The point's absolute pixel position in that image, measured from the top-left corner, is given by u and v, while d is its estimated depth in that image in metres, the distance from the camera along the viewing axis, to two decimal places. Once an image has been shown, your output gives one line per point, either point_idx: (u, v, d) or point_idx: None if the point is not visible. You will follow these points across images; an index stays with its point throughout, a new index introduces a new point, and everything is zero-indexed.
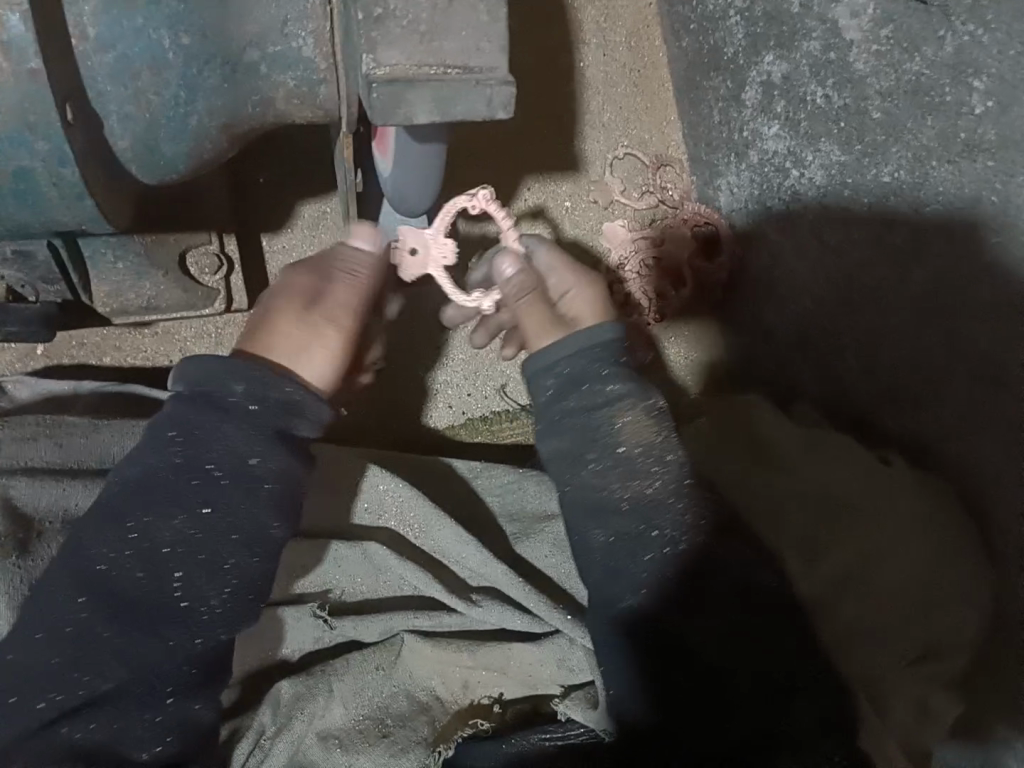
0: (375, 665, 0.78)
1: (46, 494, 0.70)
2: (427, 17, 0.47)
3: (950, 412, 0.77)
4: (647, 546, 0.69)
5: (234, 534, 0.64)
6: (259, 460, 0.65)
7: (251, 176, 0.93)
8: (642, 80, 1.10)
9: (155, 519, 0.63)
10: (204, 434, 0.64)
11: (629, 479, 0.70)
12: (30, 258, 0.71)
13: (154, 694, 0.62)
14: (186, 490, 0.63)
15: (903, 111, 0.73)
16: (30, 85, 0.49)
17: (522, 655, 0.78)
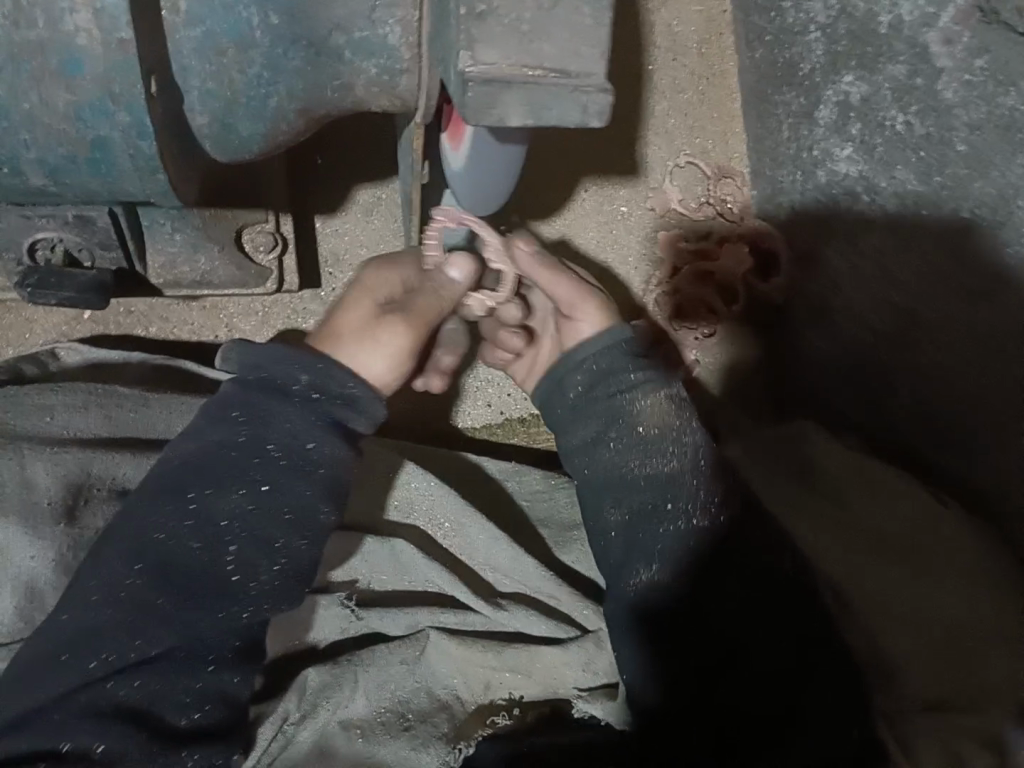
0: (401, 660, 0.76)
1: (95, 463, 0.69)
2: (529, 14, 0.46)
3: (1003, 457, 0.78)
4: (661, 520, 0.71)
5: (287, 514, 0.64)
6: (315, 444, 0.65)
7: (310, 156, 0.92)
8: (709, 88, 1.08)
9: (217, 491, 0.63)
10: (267, 415, 0.65)
11: (648, 456, 0.73)
12: (91, 223, 0.69)
13: (198, 657, 0.60)
14: (246, 467, 0.64)
15: (991, 146, 0.70)
16: (119, 54, 0.48)
17: (549, 657, 0.76)
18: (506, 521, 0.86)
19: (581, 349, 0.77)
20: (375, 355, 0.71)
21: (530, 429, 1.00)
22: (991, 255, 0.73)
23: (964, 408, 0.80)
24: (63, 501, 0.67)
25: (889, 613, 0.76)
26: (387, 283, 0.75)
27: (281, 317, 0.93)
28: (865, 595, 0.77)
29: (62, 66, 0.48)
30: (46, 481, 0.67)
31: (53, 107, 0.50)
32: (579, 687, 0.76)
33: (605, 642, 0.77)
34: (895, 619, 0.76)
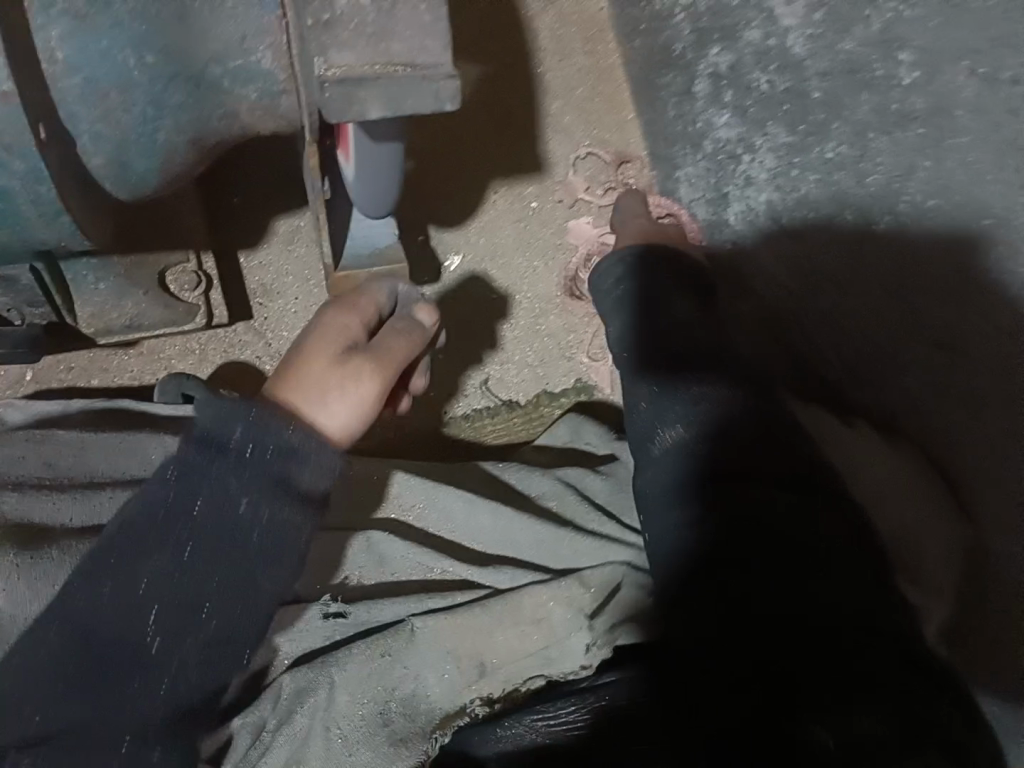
0: (383, 652, 0.75)
1: (42, 504, 0.68)
2: (373, 19, 0.51)
3: (908, 388, 0.79)
4: (675, 412, 0.79)
5: (242, 510, 0.65)
6: (254, 446, 0.65)
7: (225, 196, 0.96)
8: (599, 83, 1.14)
9: (183, 496, 0.64)
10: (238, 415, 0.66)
11: (688, 365, 0.82)
12: (15, 282, 0.72)
13: (169, 664, 0.63)
14: (197, 476, 0.65)
15: (841, 88, 0.76)
16: (5, 106, 0.52)
17: (533, 593, 0.77)
18: (481, 486, 0.88)
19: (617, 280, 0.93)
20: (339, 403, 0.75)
21: (476, 427, 1.06)
22: (857, 189, 0.78)
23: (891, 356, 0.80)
24: (15, 538, 0.65)
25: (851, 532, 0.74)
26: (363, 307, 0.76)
27: (219, 351, 0.96)
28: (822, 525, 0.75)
29: None
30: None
31: None
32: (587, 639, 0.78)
33: (590, 581, 0.79)
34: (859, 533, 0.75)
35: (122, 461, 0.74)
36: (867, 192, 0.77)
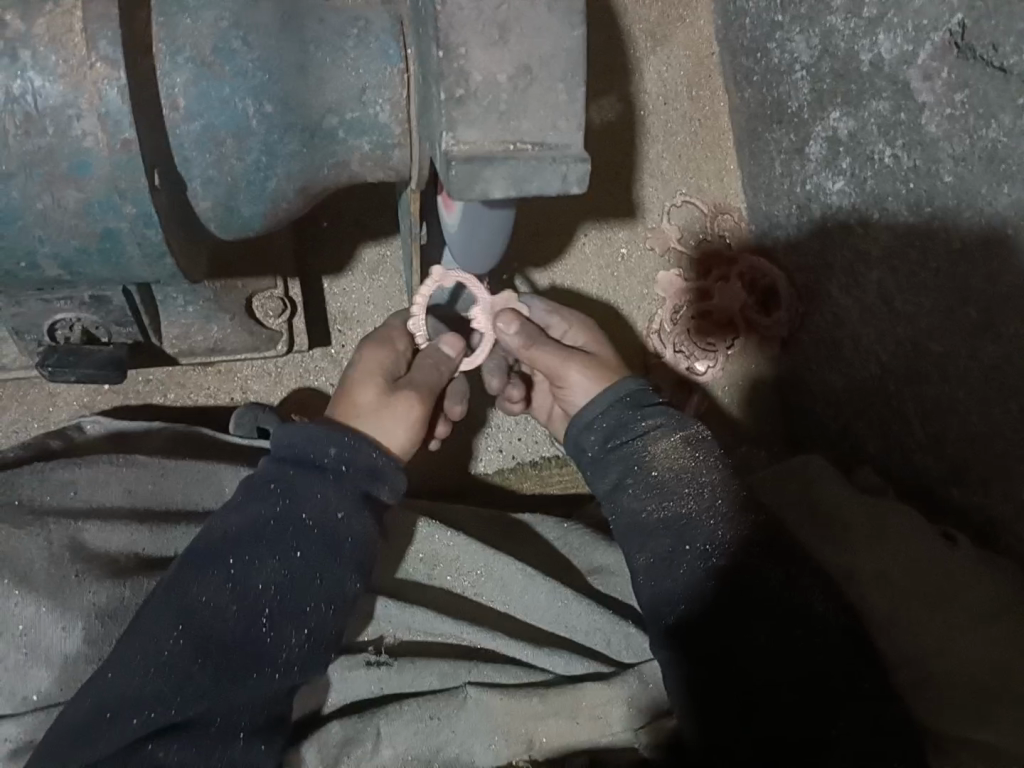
0: (433, 712, 0.73)
1: (118, 536, 0.69)
2: (507, 97, 0.48)
3: (1017, 492, 0.76)
4: (686, 562, 0.70)
5: (316, 583, 0.65)
6: (345, 516, 0.66)
7: (316, 221, 0.95)
8: (702, 130, 1.10)
9: (252, 558, 0.64)
10: (301, 490, 0.66)
11: (664, 499, 0.72)
12: (106, 303, 0.72)
13: (230, 728, 0.61)
14: (282, 536, 0.65)
15: (978, 177, 0.71)
16: (125, 153, 0.51)
17: (592, 691, 0.74)
18: (541, 564, 0.84)
19: (610, 389, 0.78)
20: (393, 428, 0.72)
21: (539, 475, 1.01)
22: (987, 277, 0.73)
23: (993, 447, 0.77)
24: (94, 572, 0.66)
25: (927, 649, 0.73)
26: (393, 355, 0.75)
27: (294, 376, 0.95)
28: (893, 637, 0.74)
29: (71, 167, 0.51)
30: (72, 555, 0.66)
31: (65, 205, 0.52)
32: (632, 724, 0.74)
33: (647, 678, 0.75)
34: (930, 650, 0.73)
35: (200, 491, 0.75)
36: (997, 284, 0.72)
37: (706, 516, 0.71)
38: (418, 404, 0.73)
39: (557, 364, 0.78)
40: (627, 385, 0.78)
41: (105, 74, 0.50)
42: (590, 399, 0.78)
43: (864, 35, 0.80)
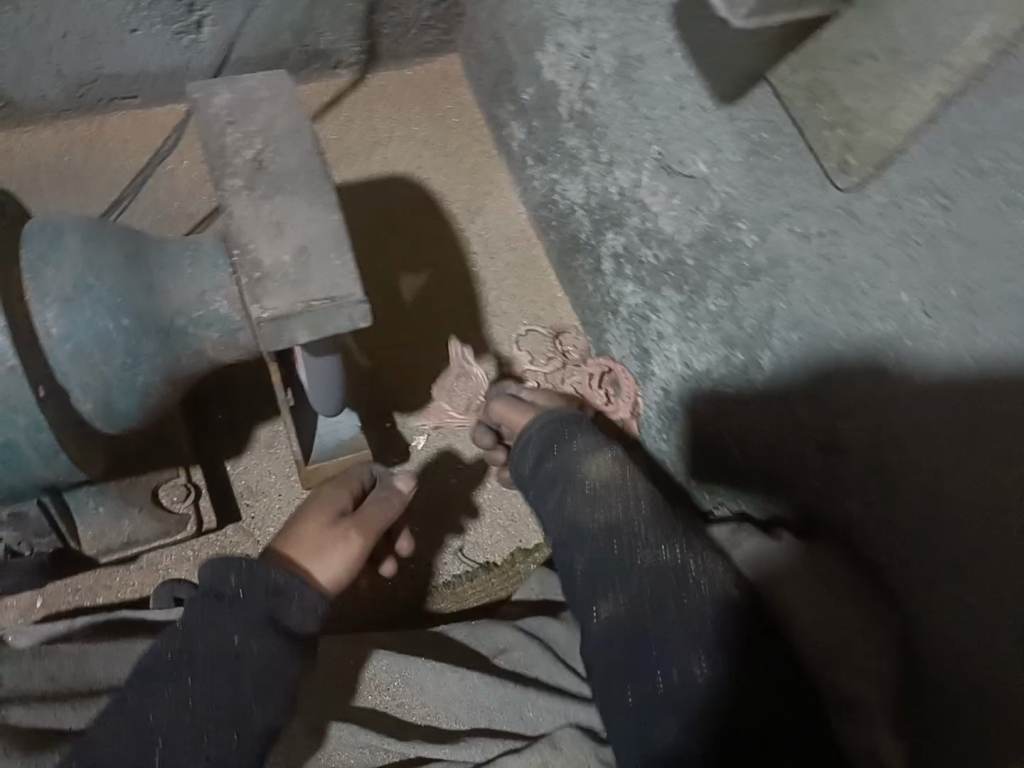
0: None
1: (43, 715, 0.73)
2: (295, 272, 0.64)
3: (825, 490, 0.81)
4: (617, 563, 0.69)
5: (218, 707, 0.70)
6: (241, 638, 0.73)
7: (210, 415, 1.10)
8: (528, 272, 1.32)
9: (146, 702, 0.69)
10: (199, 629, 0.73)
11: (596, 503, 0.73)
12: (24, 518, 0.84)
13: None
14: (173, 667, 0.71)
15: (705, 255, 0.91)
16: (9, 376, 0.65)
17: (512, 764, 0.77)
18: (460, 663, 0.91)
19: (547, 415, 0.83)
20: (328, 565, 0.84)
21: (457, 592, 1.11)
22: (740, 327, 0.89)
23: (808, 472, 0.83)
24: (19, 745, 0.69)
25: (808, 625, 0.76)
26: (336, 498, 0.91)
27: (212, 554, 1.05)
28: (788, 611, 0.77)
29: None
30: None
31: None
32: None
33: (560, 743, 0.79)
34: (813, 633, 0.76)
35: (120, 666, 0.80)
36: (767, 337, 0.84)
37: (631, 509, 0.72)
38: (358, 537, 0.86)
39: None
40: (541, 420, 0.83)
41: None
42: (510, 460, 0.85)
43: (608, 173, 1.05)
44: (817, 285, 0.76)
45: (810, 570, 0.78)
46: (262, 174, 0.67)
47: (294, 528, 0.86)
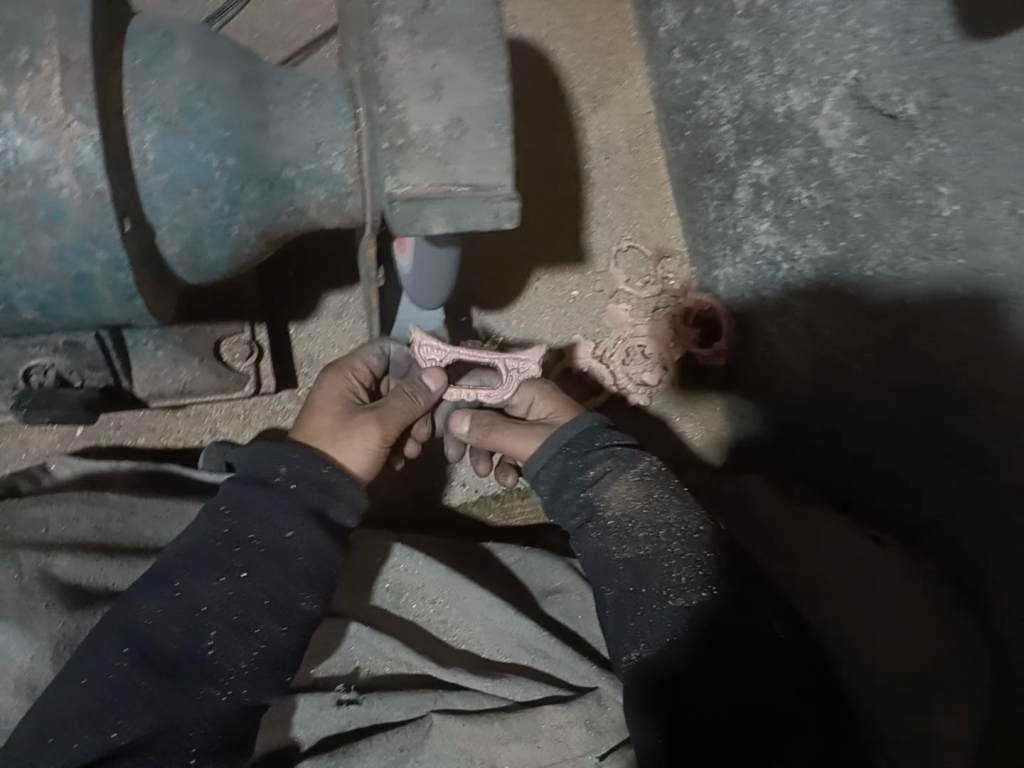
0: (399, 745, 0.76)
1: (88, 570, 0.71)
2: (442, 145, 0.54)
3: (935, 492, 0.80)
4: (645, 604, 0.73)
5: (266, 599, 0.67)
6: (294, 532, 0.69)
7: (281, 270, 1.00)
8: (642, 181, 1.19)
9: (197, 581, 0.66)
10: (248, 507, 0.70)
11: (623, 543, 0.76)
12: (79, 348, 0.77)
13: (181, 748, 0.62)
14: (225, 556, 0.67)
15: (880, 212, 0.79)
16: (97, 203, 0.55)
17: (555, 716, 0.77)
18: (499, 588, 0.89)
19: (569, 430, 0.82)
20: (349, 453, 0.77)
21: (504, 507, 1.05)
22: (893, 306, 0.80)
23: (912, 476, 0.82)
24: (62, 603, 0.68)
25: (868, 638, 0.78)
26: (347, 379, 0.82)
27: (262, 417, 0.99)
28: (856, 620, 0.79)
29: (47, 215, 0.55)
30: (42, 584, 0.68)
31: (41, 251, 0.57)
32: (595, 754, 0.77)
33: (607, 701, 0.79)
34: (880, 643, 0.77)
35: (169, 528, 0.77)
36: (918, 333, 0.78)
37: (662, 554, 0.74)
38: (377, 427, 0.77)
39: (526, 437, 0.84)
40: (588, 418, 0.83)
41: (80, 132, 0.54)
42: (539, 446, 0.83)
43: (778, 89, 0.89)
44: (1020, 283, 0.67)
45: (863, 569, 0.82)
46: (424, 15, 0.55)
47: (319, 406, 0.80)
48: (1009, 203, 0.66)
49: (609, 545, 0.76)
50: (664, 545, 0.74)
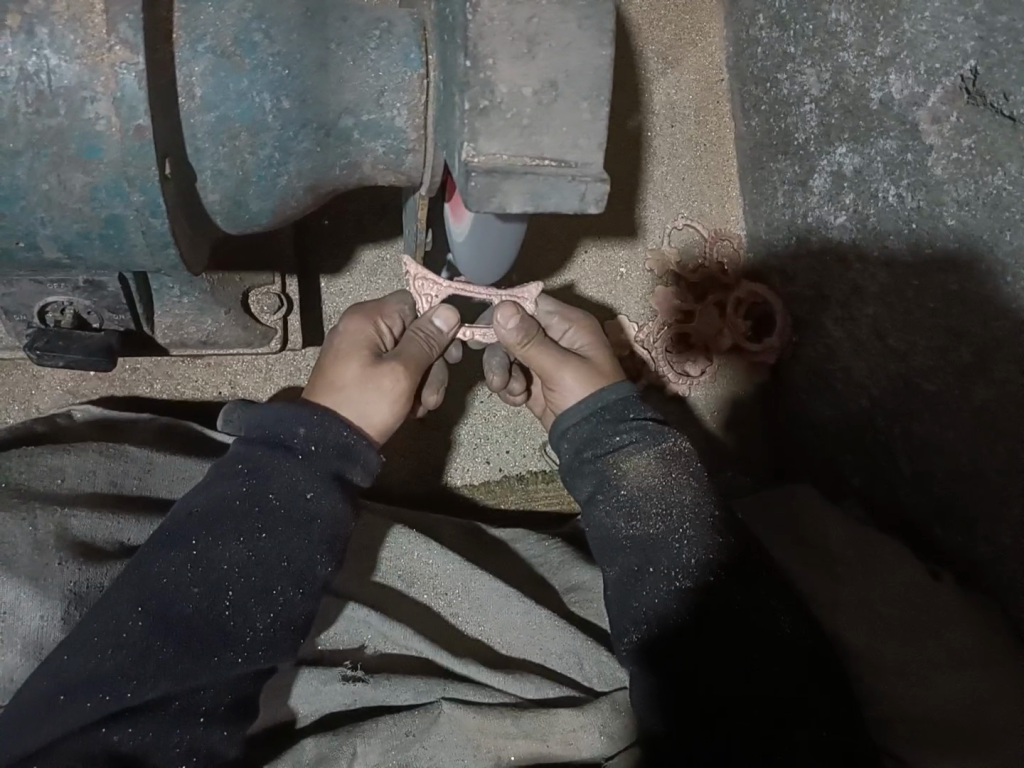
0: (404, 728, 0.73)
1: (104, 525, 0.67)
2: (531, 110, 0.47)
3: (1007, 534, 0.76)
4: (648, 583, 0.70)
5: (285, 564, 0.63)
6: (314, 495, 0.65)
7: (318, 219, 0.94)
8: (706, 155, 1.11)
9: (215, 541, 0.62)
10: (268, 469, 0.65)
11: (632, 518, 0.72)
12: (101, 287, 0.71)
13: (191, 711, 0.60)
14: (245, 516, 0.63)
15: (981, 222, 0.72)
16: (136, 141, 0.49)
17: (568, 723, 0.74)
18: (518, 581, 0.85)
19: (591, 395, 0.77)
20: (371, 406, 0.71)
21: (526, 491, 1.01)
22: (987, 331, 0.74)
23: (980, 510, 0.79)
24: (77, 560, 0.63)
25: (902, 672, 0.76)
26: (375, 326, 0.74)
27: (284, 373, 0.94)
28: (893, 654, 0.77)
29: (80, 150, 0.49)
30: (56, 541, 0.63)
31: (70, 188, 0.51)
32: (600, 754, 0.74)
33: (621, 706, 0.75)
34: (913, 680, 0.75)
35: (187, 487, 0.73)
36: (1008, 359, 0.72)
37: (673, 534, 0.71)
38: (406, 373, 0.72)
39: (552, 365, 0.78)
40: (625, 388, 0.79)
41: (123, 57, 0.48)
42: (574, 403, 0.78)
43: (877, 73, 0.81)
44: None
45: (916, 602, 0.79)
46: None
47: (342, 350, 0.72)
48: None
49: (620, 516, 0.73)
50: (678, 529, 0.71)
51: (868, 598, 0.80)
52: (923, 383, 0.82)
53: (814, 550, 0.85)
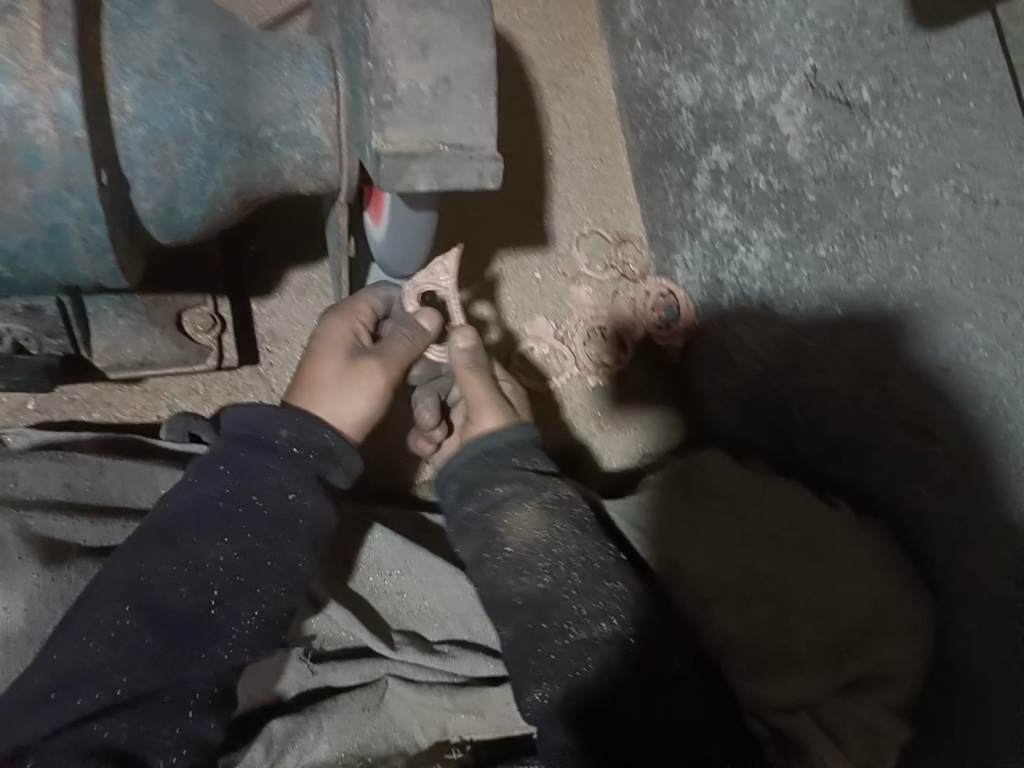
0: (362, 705, 0.78)
1: (61, 526, 0.72)
2: (430, 101, 0.55)
3: (891, 464, 0.84)
4: (543, 639, 0.72)
5: (269, 562, 0.68)
6: (298, 494, 0.70)
7: (243, 245, 0.99)
8: (602, 169, 1.22)
9: (204, 539, 0.66)
10: (252, 469, 0.70)
11: (521, 576, 0.75)
12: (39, 313, 0.75)
13: (179, 703, 0.62)
14: (230, 518, 0.68)
15: (835, 194, 0.83)
16: (74, 151, 0.54)
17: (503, 695, 0.79)
18: None
19: (489, 434, 0.83)
20: (352, 397, 0.77)
21: None
22: (847, 284, 0.84)
23: (868, 446, 0.87)
24: (33, 556, 0.68)
25: (788, 596, 0.83)
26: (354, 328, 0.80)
27: (223, 392, 0.98)
28: (774, 596, 0.83)
29: (21, 161, 0.54)
30: (16, 538, 0.69)
31: (12, 198, 0.55)
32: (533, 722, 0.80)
33: None
34: (792, 601, 0.83)
35: (137, 490, 0.79)
36: (862, 331, 0.83)
37: (561, 585, 0.74)
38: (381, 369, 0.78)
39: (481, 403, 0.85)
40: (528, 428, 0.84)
41: (58, 77, 0.53)
42: (495, 428, 0.83)
43: (737, 78, 0.93)
44: (963, 257, 0.70)
45: (828, 524, 0.85)
46: None
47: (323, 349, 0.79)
48: (954, 182, 0.70)
49: (507, 584, 0.75)
50: (570, 578, 0.74)
51: (784, 534, 0.87)
52: (811, 338, 0.91)
53: (705, 516, 0.92)
